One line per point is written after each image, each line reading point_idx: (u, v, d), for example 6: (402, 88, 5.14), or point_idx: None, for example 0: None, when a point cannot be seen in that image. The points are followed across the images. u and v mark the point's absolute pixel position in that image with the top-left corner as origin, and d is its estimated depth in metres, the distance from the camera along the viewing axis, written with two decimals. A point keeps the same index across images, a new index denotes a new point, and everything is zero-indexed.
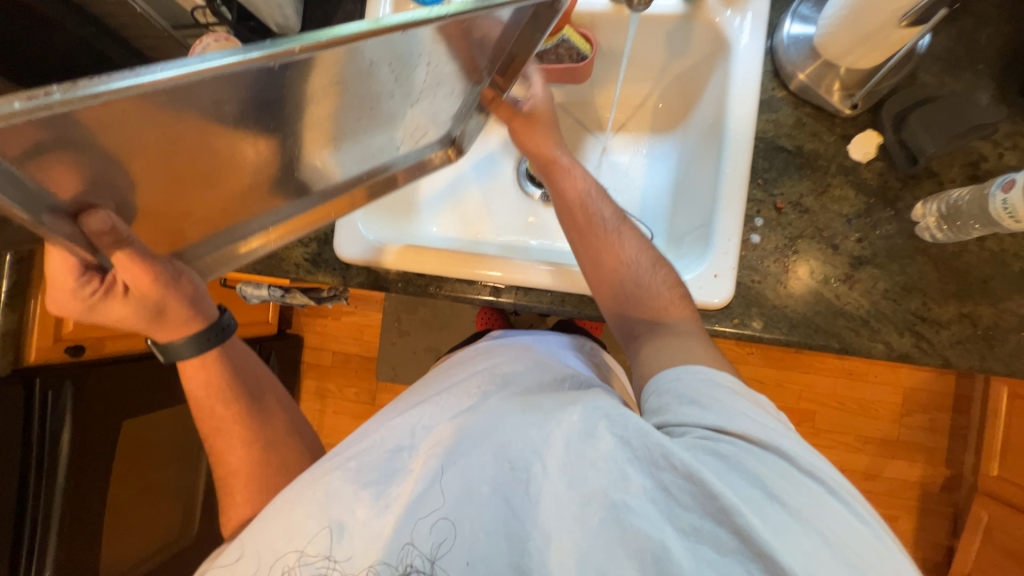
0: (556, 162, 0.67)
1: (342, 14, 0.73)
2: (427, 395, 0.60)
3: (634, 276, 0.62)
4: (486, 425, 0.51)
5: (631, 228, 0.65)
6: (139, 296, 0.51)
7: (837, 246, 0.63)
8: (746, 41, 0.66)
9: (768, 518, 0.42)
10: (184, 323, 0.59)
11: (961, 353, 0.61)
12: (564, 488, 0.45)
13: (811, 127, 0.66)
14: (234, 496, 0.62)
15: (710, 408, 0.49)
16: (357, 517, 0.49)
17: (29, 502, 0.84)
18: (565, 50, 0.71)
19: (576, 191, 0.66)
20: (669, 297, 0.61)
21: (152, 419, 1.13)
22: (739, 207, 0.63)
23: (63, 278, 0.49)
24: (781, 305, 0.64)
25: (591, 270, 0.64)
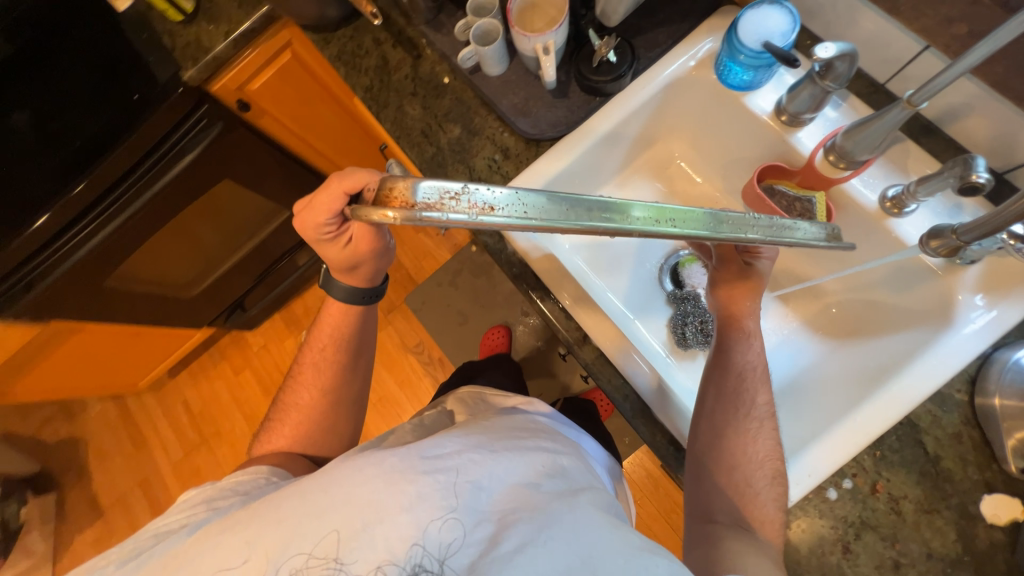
0: (736, 327, 0.68)
1: (647, 36, 0.75)
2: (507, 446, 0.57)
3: (747, 471, 0.60)
4: (576, 521, 0.49)
5: (773, 426, 0.63)
6: (352, 249, 0.64)
7: (898, 566, 0.58)
8: (970, 332, 0.61)
9: None
10: (360, 279, 0.71)
11: None
12: None
13: (964, 449, 0.60)
14: (283, 426, 0.73)
15: None
16: (436, 537, 0.47)
17: (129, 180, 0.98)
18: (801, 208, 0.70)
19: (745, 366, 0.65)
20: (768, 514, 0.58)
21: (239, 192, 1.24)
22: (841, 460, 0.60)
23: (317, 211, 0.59)
24: (801, 565, 0.59)
25: (707, 435, 0.62)
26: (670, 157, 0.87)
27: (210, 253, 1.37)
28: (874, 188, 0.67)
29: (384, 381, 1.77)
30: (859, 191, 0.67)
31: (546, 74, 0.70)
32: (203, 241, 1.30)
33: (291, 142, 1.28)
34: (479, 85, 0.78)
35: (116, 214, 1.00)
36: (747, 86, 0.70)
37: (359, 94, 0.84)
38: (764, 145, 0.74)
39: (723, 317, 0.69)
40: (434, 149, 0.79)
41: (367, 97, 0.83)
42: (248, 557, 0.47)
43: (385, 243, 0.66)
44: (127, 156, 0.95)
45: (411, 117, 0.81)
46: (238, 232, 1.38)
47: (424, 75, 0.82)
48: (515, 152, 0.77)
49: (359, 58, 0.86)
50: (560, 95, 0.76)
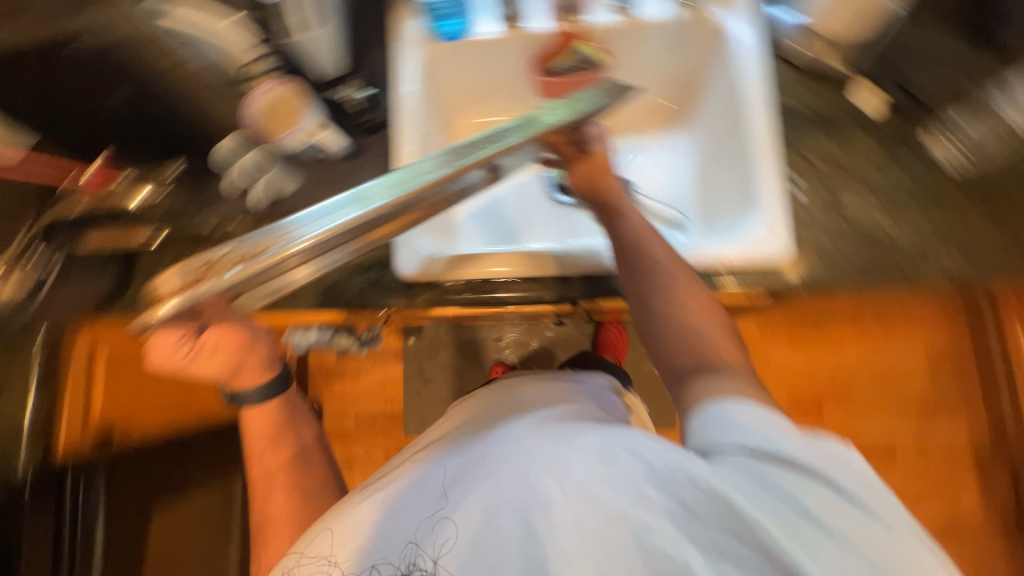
0: (611, 204, 0.66)
1: (373, 58, 0.79)
2: (471, 425, 0.57)
3: (681, 316, 0.55)
4: (507, 448, 0.46)
5: (685, 270, 0.60)
6: (221, 357, 0.54)
7: (872, 187, 0.69)
8: (743, 34, 0.76)
9: (807, 542, 0.37)
10: (257, 376, 0.59)
11: (1008, 260, 0.65)
12: (580, 518, 0.40)
13: (819, 93, 0.74)
14: (269, 545, 0.57)
15: (780, 448, 0.41)
16: (397, 533, 0.46)
17: None
18: (581, 63, 0.77)
19: (622, 235, 0.63)
20: (720, 343, 0.53)
21: (178, 522, 0.93)
22: (775, 169, 0.70)
23: (157, 348, 0.51)
24: (837, 250, 0.67)
25: (640, 316, 0.58)
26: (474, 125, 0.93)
27: None
28: (605, 13, 0.78)
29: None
30: (604, 21, 0.78)
31: (337, 144, 0.72)
32: None
33: None
34: (292, 208, 0.75)
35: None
36: (461, 30, 0.78)
37: None
38: (521, 53, 0.82)
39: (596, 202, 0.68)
40: (315, 286, 0.74)
41: None
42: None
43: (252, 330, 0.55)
44: None
45: None
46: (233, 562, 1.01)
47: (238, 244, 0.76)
48: None
49: None
50: (358, 153, 0.76)
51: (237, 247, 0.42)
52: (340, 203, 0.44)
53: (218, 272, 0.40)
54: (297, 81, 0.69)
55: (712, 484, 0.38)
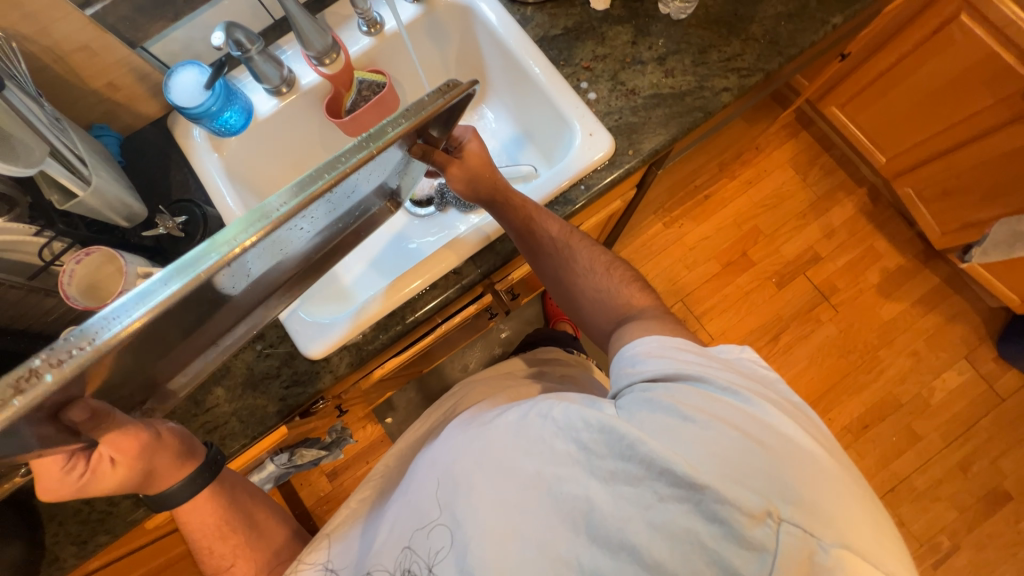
0: (500, 199, 0.70)
1: (172, 185, 0.77)
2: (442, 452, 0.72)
3: (593, 284, 0.68)
4: (449, 450, 0.60)
5: (579, 238, 0.70)
6: (125, 467, 0.56)
7: (642, 61, 0.78)
8: None
9: (676, 434, 0.47)
10: (174, 472, 0.62)
11: (765, 59, 0.77)
12: (507, 482, 0.53)
13: (562, 11, 0.82)
14: None
15: (660, 369, 0.53)
16: (384, 559, 0.57)
17: None
18: (367, 88, 0.81)
19: (521, 227, 0.69)
20: (630, 293, 0.67)
21: None
22: (566, 86, 0.77)
23: (50, 470, 0.53)
24: (647, 121, 0.76)
25: (558, 288, 0.71)
26: None
27: None
28: (358, 38, 0.82)
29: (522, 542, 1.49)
30: (358, 47, 0.81)
31: None
32: None
33: None
34: None
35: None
36: (245, 116, 0.77)
37: (136, 513, 0.69)
38: (306, 110, 0.84)
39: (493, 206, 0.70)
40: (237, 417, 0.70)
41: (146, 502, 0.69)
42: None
43: (153, 430, 0.58)
44: None
45: None
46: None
47: None
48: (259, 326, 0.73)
49: (88, 512, 0.69)
50: None
51: (58, 349, 0.34)
52: (167, 277, 0.35)
53: (41, 386, 0.33)
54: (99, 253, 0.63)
55: (597, 419, 0.50)
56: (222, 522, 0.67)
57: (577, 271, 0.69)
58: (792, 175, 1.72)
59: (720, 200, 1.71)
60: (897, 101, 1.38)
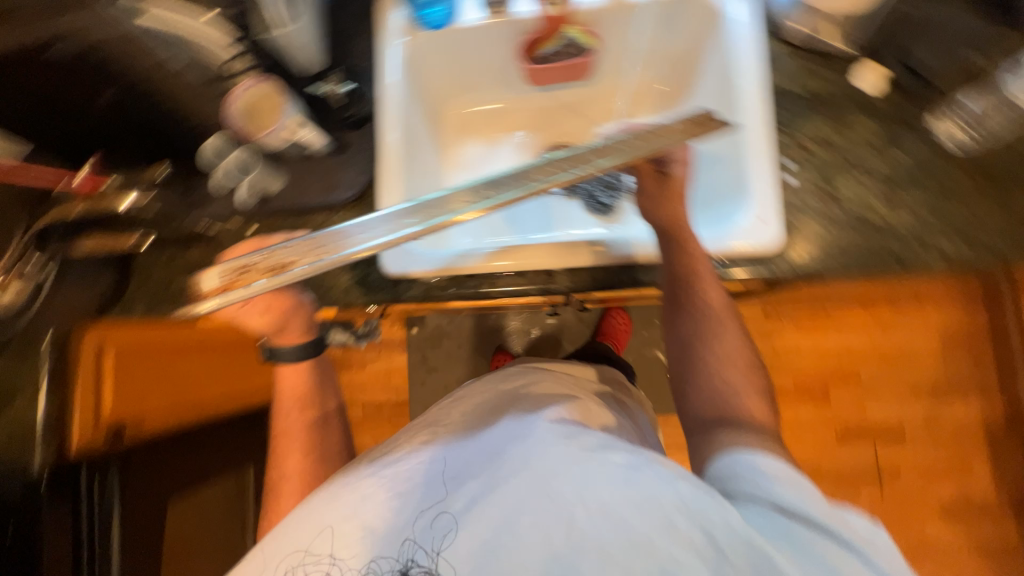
0: (675, 237, 0.66)
1: (353, 50, 0.78)
2: (461, 412, 0.61)
3: (717, 370, 0.61)
4: (532, 453, 0.50)
5: (733, 317, 0.64)
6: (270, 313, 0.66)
7: (870, 171, 0.66)
8: (739, 10, 0.71)
9: None
10: (297, 334, 0.70)
11: (1014, 246, 0.62)
12: (607, 535, 0.44)
13: (815, 71, 0.70)
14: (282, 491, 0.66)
15: (809, 502, 0.46)
16: (395, 529, 0.49)
17: None
18: (570, 48, 0.77)
19: (687, 274, 0.63)
20: (748, 403, 0.58)
21: (186, 497, 1.10)
22: (770, 153, 0.66)
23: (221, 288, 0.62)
24: (831, 239, 0.65)
25: (679, 354, 0.64)
26: (462, 112, 0.92)
27: None
28: None
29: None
30: (588, 2, 0.74)
31: (319, 144, 0.72)
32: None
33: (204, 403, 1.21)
34: (279, 206, 0.75)
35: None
36: (448, 18, 0.76)
37: (198, 311, 0.78)
38: (506, 39, 0.79)
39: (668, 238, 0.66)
40: None
41: None
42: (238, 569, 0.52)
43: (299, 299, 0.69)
44: None
45: None
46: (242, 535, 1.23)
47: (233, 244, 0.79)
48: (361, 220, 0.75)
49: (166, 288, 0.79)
50: (342, 149, 0.76)
51: (261, 263, 0.49)
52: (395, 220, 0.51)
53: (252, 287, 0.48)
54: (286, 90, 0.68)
55: (743, 529, 0.43)
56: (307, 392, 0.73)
57: (705, 349, 0.62)
58: (938, 343, 1.46)
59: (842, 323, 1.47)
60: None
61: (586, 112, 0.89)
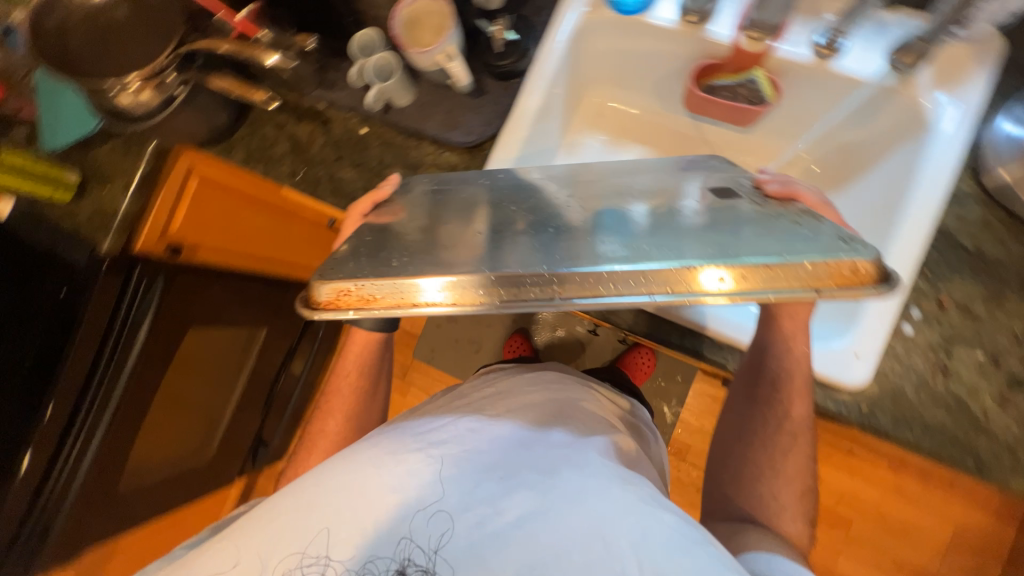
0: (778, 321, 0.62)
1: (531, 1, 0.75)
2: (503, 415, 0.61)
3: (771, 482, 0.67)
4: (586, 482, 0.51)
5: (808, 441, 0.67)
6: None
7: (997, 361, 0.59)
8: (950, 127, 0.62)
9: None
10: None
11: None
12: None
13: (997, 232, 0.61)
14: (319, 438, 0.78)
15: None
16: (415, 522, 0.50)
17: (95, 381, 0.91)
18: (748, 90, 0.71)
19: (776, 386, 0.65)
20: (791, 521, 0.64)
21: (202, 333, 1.16)
22: (901, 293, 0.60)
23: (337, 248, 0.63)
24: (916, 408, 0.59)
25: (739, 448, 0.71)
26: (603, 104, 0.88)
27: (211, 403, 1.31)
28: (801, 43, 0.67)
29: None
30: (789, 50, 0.67)
31: (464, 79, 0.68)
32: (189, 402, 1.23)
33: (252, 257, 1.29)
34: (398, 121, 0.76)
35: (98, 417, 0.92)
36: (642, 7, 0.72)
37: (287, 184, 0.81)
38: (684, 50, 0.74)
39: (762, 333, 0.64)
40: None
41: (296, 182, 0.80)
42: (236, 560, 0.52)
43: None
44: (83, 357, 0.89)
45: (349, 180, 0.78)
46: (234, 380, 1.36)
47: (340, 136, 0.80)
48: (464, 166, 0.74)
49: (268, 149, 0.83)
50: (478, 93, 0.74)
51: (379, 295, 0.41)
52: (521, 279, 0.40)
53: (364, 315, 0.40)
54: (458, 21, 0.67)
55: None
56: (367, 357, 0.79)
57: (766, 446, 0.68)
58: (946, 538, 1.34)
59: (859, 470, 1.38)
60: None
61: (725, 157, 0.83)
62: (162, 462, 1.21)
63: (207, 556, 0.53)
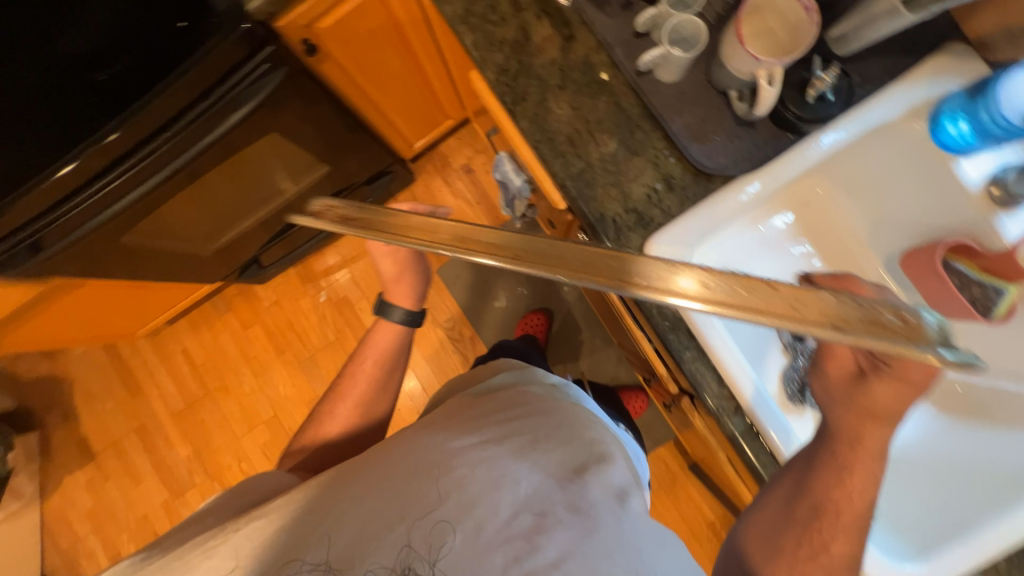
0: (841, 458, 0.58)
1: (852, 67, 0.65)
2: (538, 444, 0.58)
3: None
4: (627, 540, 0.53)
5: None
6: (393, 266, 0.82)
7: None
8: None
9: None
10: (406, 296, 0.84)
11: None
12: None
13: None
14: (325, 423, 0.78)
15: None
16: (424, 545, 0.50)
17: (166, 136, 0.80)
18: (984, 295, 0.66)
19: (819, 511, 0.58)
20: None
21: (275, 144, 1.03)
22: (977, 560, 0.61)
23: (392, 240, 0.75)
24: None
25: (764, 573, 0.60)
26: (814, 195, 0.80)
27: (237, 208, 1.20)
28: None
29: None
30: None
31: (763, 109, 0.59)
32: (223, 195, 1.11)
33: (364, 95, 1.15)
34: (647, 92, 0.66)
35: (150, 172, 0.83)
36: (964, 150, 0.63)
37: (488, 75, 0.69)
38: (954, 215, 0.67)
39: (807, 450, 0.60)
40: (581, 165, 0.67)
41: (500, 81, 0.69)
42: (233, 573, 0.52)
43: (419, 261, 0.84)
44: (168, 106, 0.76)
45: (557, 118, 0.68)
46: (270, 197, 1.24)
47: (574, 63, 0.68)
48: (680, 184, 0.66)
49: (490, 24, 0.69)
50: (745, 124, 0.65)
51: (355, 216, 0.49)
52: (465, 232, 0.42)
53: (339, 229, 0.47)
54: (809, 48, 0.60)
55: None
56: (385, 349, 0.83)
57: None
58: None
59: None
60: None
61: None
62: (159, 238, 1.10)
63: (234, 549, 0.53)
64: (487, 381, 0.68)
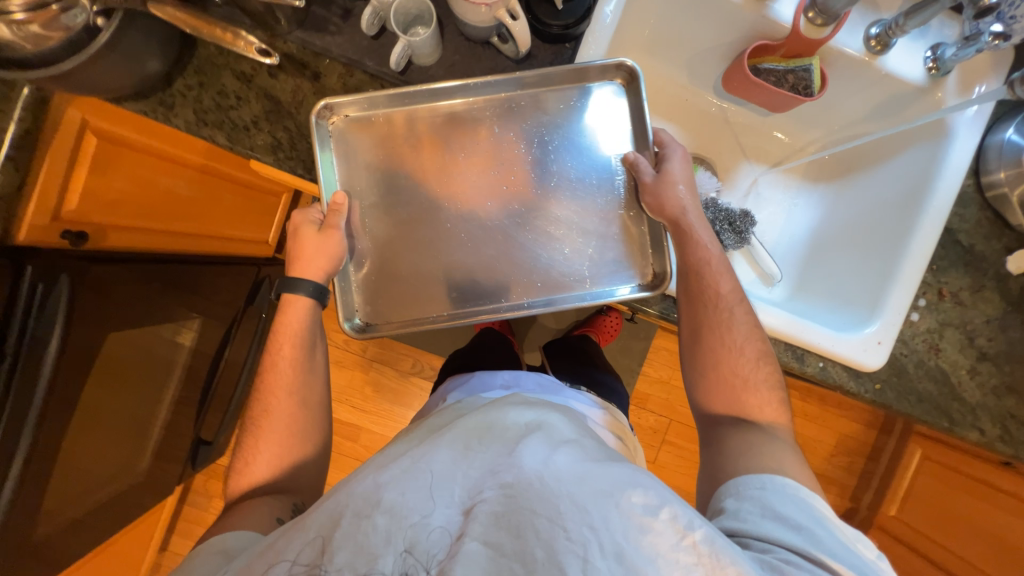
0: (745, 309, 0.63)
1: None
2: (472, 444, 0.46)
3: None
4: (568, 472, 0.42)
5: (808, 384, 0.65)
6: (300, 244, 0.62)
7: (972, 339, 0.70)
8: (970, 130, 0.68)
9: (834, 545, 0.43)
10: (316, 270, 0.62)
11: None
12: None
13: (985, 230, 0.71)
14: None
15: (790, 525, 0.45)
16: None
17: None
18: (797, 78, 0.70)
19: (720, 344, 0.61)
20: None
21: (128, 337, 0.87)
22: (915, 287, 0.68)
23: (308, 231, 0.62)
24: (912, 381, 0.70)
25: None
26: None
27: (142, 416, 1.02)
28: (859, 34, 0.67)
29: (388, 412, 1.42)
30: (846, 43, 0.67)
31: (525, 43, 0.57)
32: (122, 416, 0.95)
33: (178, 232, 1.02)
34: (422, 87, 0.62)
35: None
36: None
37: (267, 160, 0.63)
38: (738, 26, 0.70)
39: (688, 293, 0.64)
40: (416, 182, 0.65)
41: (282, 159, 0.63)
42: None
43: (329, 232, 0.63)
44: None
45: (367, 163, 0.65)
46: (166, 382, 1.06)
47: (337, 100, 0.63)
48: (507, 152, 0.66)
49: (230, 110, 0.62)
50: (523, 59, 0.64)
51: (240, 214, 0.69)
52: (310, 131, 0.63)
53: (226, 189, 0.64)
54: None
55: (759, 543, 0.44)
56: (302, 373, 0.65)
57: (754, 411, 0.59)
58: (836, 447, 1.48)
59: (814, 415, 1.46)
60: (940, 498, 1.22)
61: (744, 141, 0.85)
62: (84, 505, 0.93)
63: None
64: (429, 414, 0.62)
